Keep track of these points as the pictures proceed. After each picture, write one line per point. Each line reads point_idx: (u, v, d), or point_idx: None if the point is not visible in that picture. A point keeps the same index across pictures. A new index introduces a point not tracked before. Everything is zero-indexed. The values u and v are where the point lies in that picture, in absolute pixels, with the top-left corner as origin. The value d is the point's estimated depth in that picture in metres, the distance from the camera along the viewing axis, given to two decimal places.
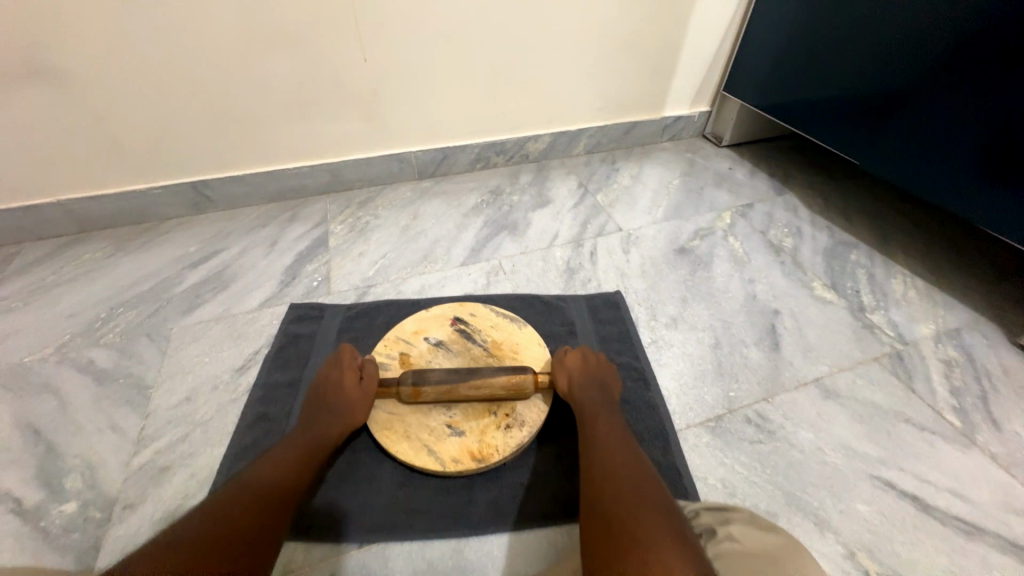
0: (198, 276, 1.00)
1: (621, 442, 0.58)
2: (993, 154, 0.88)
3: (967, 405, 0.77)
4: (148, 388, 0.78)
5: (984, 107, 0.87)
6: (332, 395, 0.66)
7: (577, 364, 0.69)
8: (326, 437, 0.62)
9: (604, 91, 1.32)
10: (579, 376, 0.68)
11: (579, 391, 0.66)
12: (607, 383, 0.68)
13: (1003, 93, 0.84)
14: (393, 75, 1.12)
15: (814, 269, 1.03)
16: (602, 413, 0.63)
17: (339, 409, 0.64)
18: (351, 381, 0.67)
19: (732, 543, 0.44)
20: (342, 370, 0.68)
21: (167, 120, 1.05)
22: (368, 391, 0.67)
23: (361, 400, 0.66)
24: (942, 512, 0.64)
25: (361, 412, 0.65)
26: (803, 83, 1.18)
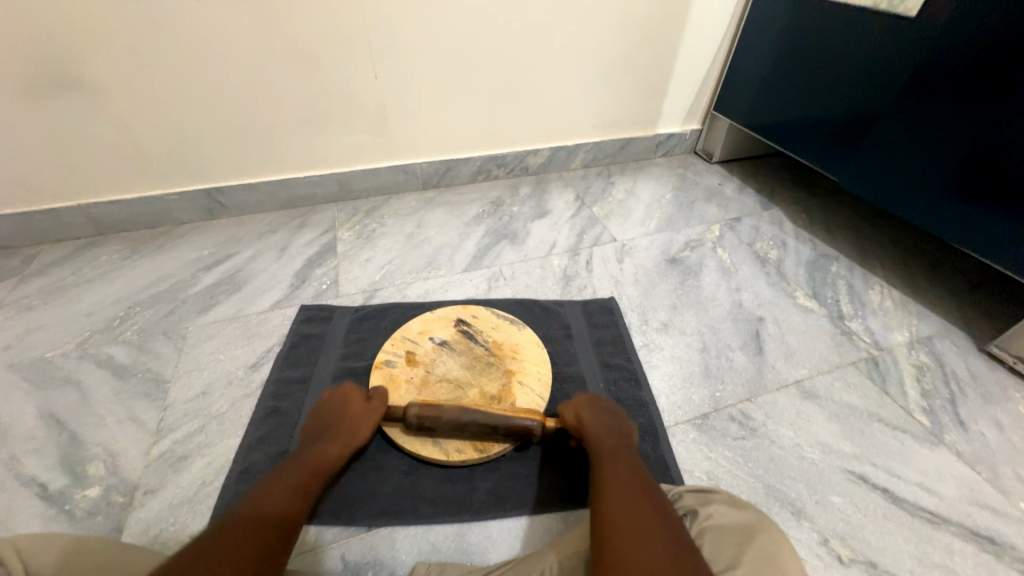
0: (213, 278, 1.05)
1: (633, 468, 0.56)
2: (962, 172, 0.95)
3: (936, 407, 0.82)
4: (166, 382, 0.82)
5: (953, 130, 0.95)
6: (340, 411, 0.68)
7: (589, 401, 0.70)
8: (331, 452, 0.63)
9: (600, 109, 1.40)
10: (589, 409, 0.69)
11: (587, 422, 0.67)
12: (616, 418, 0.68)
13: (968, 117, 0.92)
14: (402, 91, 1.19)
15: (797, 280, 1.10)
16: (612, 443, 0.62)
17: (341, 428, 0.66)
18: (355, 405, 0.70)
19: (712, 521, 0.49)
20: (345, 396, 0.71)
21: (187, 129, 1.11)
22: (373, 413, 0.69)
23: (364, 419, 0.68)
24: (910, 503, 0.69)
25: (366, 429, 0.67)
26: (787, 106, 1.26)
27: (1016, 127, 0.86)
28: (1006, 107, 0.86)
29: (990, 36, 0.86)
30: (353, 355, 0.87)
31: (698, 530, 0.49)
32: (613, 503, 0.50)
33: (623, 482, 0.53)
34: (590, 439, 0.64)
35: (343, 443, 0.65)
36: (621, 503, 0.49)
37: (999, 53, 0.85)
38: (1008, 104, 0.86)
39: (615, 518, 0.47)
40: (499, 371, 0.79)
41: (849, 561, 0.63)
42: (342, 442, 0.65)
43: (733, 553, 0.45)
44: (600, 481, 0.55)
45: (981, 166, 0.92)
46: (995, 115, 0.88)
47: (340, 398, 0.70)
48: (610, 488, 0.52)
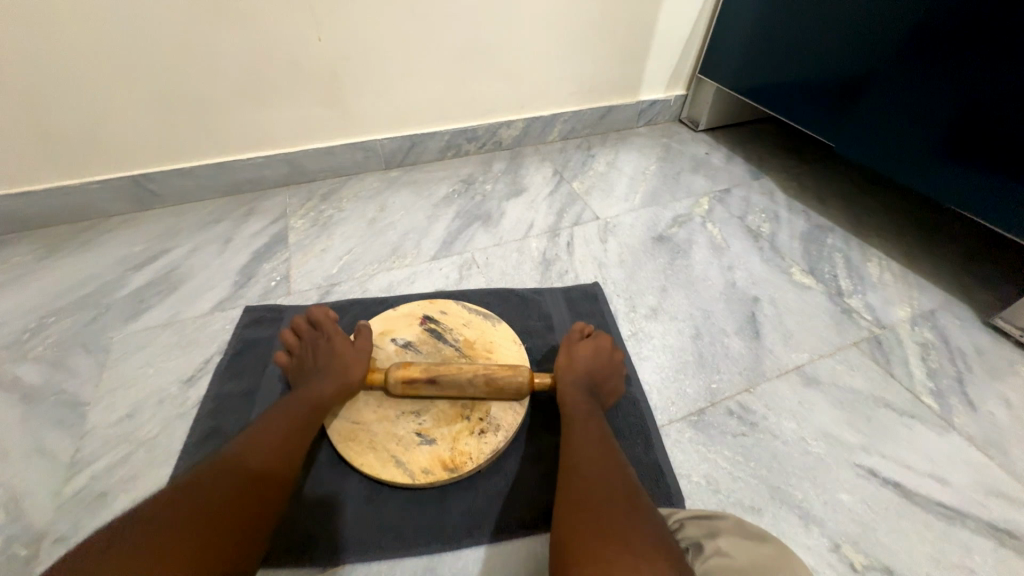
0: (144, 278, 0.91)
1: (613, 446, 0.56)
2: (968, 136, 0.87)
3: (944, 388, 0.77)
4: (84, 405, 0.70)
5: (958, 89, 0.86)
6: (326, 355, 0.66)
7: (584, 357, 0.67)
8: (321, 395, 0.61)
9: (577, 74, 1.27)
10: (577, 370, 0.66)
11: (575, 384, 0.64)
12: (601, 384, 0.66)
13: (977, 74, 0.83)
14: (352, 58, 1.04)
15: (792, 254, 1.02)
16: (593, 409, 0.61)
17: (330, 370, 0.64)
18: (340, 343, 0.68)
19: (720, 558, 0.42)
20: (328, 336, 0.69)
21: (99, 109, 0.95)
22: (362, 350, 0.68)
23: (354, 358, 0.66)
24: (924, 498, 0.63)
25: (357, 371, 0.64)
26: (776, 66, 1.16)
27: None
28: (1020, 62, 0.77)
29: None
30: None
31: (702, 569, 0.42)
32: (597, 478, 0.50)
33: (604, 463, 0.53)
34: (575, 395, 0.63)
35: (334, 384, 0.62)
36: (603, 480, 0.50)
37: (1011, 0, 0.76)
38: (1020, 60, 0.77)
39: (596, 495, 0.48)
40: None
41: (863, 569, 0.57)
42: (333, 384, 0.62)
43: None
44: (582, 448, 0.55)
45: (988, 129, 0.84)
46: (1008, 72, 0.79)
47: (324, 335, 0.69)
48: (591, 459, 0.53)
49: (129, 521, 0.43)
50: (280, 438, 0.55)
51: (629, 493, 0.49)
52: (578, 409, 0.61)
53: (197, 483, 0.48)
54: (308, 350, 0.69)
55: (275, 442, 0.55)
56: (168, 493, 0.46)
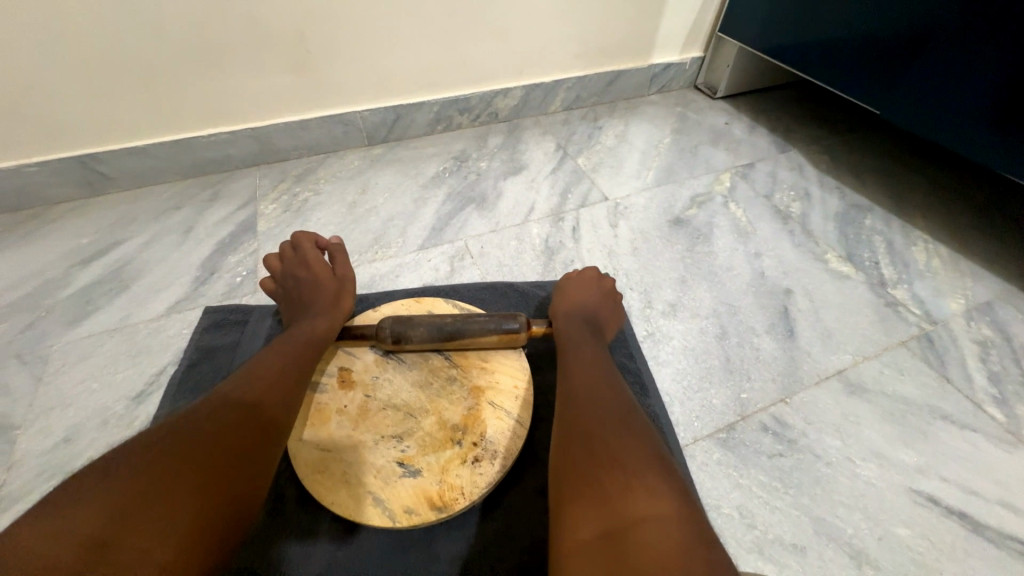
0: (92, 275, 0.81)
1: (609, 366, 0.53)
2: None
3: (1008, 395, 0.67)
4: (15, 429, 0.61)
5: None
6: (309, 286, 0.66)
7: (578, 293, 0.65)
8: (315, 326, 0.59)
9: (582, 33, 1.12)
10: (571, 307, 0.63)
11: (568, 317, 0.61)
12: (598, 313, 0.64)
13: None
14: (320, 15, 0.89)
15: (826, 238, 0.90)
16: (588, 338, 0.58)
17: (316, 301, 0.64)
18: (322, 273, 0.67)
19: None
20: (308, 263, 0.68)
21: (23, 77, 0.81)
22: (346, 279, 0.68)
23: (338, 287, 0.66)
24: (994, 531, 0.54)
25: (346, 301, 0.66)
26: (809, 21, 1.01)
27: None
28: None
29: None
30: None
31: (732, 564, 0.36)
32: (587, 398, 0.47)
33: (596, 382, 0.49)
34: (569, 328, 0.59)
35: (324, 318, 0.61)
36: (594, 399, 0.47)
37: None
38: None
39: (584, 416, 0.45)
40: (464, 389, 0.59)
41: None
42: (323, 319, 0.61)
43: None
44: (573, 372, 0.51)
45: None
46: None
47: (305, 263, 0.69)
48: (581, 383, 0.50)
49: (125, 458, 0.37)
50: (282, 367, 0.51)
51: (623, 412, 0.46)
52: (569, 336, 0.58)
53: (194, 417, 0.42)
54: (290, 278, 0.68)
55: (273, 376, 0.50)
56: (166, 428, 0.40)
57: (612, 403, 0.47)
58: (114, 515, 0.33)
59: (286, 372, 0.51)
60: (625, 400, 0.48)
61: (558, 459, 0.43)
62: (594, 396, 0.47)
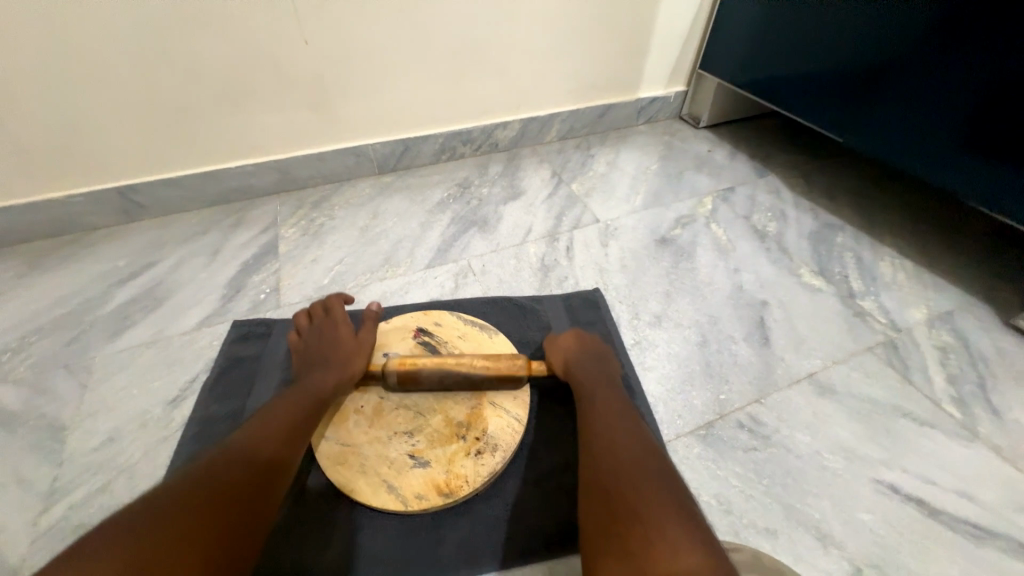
0: (129, 293, 0.88)
1: (628, 418, 0.56)
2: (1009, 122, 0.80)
3: (966, 394, 0.73)
4: (64, 430, 0.67)
5: (1000, 71, 0.79)
6: (330, 345, 0.67)
7: (576, 343, 0.69)
8: (320, 386, 0.60)
9: (574, 72, 1.24)
10: (577, 361, 0.66)
11: (577, 369, 0.65)
12: (603, 361, 0.67)
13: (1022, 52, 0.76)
14: (341, 61, 1.01)
15: (801, 255, 0.98)
16: (599, 391, 0.61)
17: (331, 358, 0.65)
18: (345, 334, 0.69)
19: None
20: (336, 325, 0.70)
21: (79, 117, 0.92)
22: (365, 343, 0.68)
23: (355, 348, 0.67)
24: (950, 516, 0.59)
25: (358, 362, 0.64)
26: (780, 60, 1.12)
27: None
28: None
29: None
30: None
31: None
32: (604, 455, 0.50)
33: (615, 438, 0.52)
34: (580, 384, 0.63)
35: (335, 375, 0.62)
36: (611, 455, 0.50)
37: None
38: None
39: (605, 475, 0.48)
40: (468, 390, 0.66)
41: None
42: (335, 375, 0.62)
43: None
44: (590, 430, 0.55)
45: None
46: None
47: (334, 325, 0.70)
48: (599, 440, 0.53)
49: (146, 505, 0.41)
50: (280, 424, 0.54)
51: (644, 466, 0.48)
52: (586, 391, 0.61)
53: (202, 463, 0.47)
54: (316, 335, 0.70)
55: (280, 430, 0.53)
56: (183, 476, 0.45)
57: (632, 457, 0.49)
58: (137, 566, 0.36)
59: (292, 427, 0.54)
60: (645, 451, 0.50)
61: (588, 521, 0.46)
62: (614, 452, 0.50)
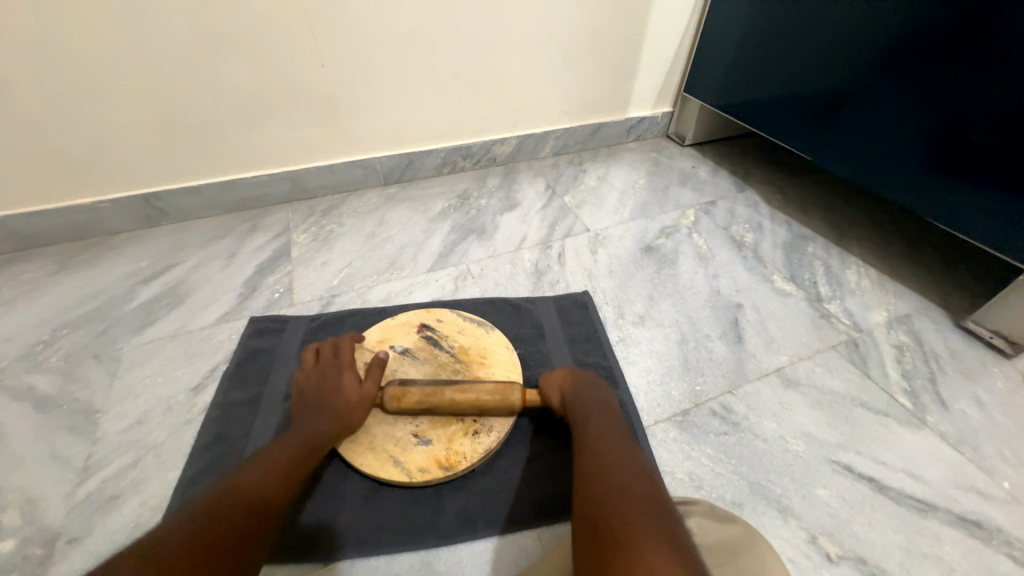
0: (152, 291, 0.95)
1: (625, 449, 0.56)
2: (949, 143, 0.89)
3: (917, 387, 0.80)
4: (96, 413, 0.73)
5: (943, 96, 0.87)
6: (332, 393, 0.65)
7: (569, 375, 0.70)
8: (317, 439, 0.61)
9: (567, 94, 1.34)
10: (571, 393, 0.67)
11: (572, 401, 0.66)
12: (600, 393, 0.67)
13: (957, 78, 0.84)
14: (353, 82, 1.10)
15: (774, 263, 1.07)
16: (593, 422, 0.61)
17: (332, 406, 0.64)
18: (349, 380, 0.67)
19: None
20: (341, 368, 0.68)
21: (112, 131, 1.00)
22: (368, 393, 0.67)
23: (357, 398, 0.65)
24: (897, 492, 0.66)
25: (357, 417, 0.64)
26: (755, 85, 1.22)
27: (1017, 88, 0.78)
28: (1004, 67, 0.79)
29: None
30: None
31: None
32: (595, 486, 0.50)
33: (609, 466, 0.52)
34: (575, 417, 0.63)
35: (333, 426, 0.63)
36: (600, 485, 0.50)
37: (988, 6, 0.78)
38: (1007, 63, 0.78)
39: (594, 504, 0.48)
40: (466, 378, 0.73)
41: (838, 559, 0.60)
42: (334, 426, 0.63)
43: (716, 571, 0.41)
44: (583, 462, 0.55)
45: (971, 133, 0.85)
46: (993, 73, 0.80)
47: (338, 368, 0.68)
48: (590, 471, 0.53)
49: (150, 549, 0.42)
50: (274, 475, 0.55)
51: (636, 493, 0.48)
52: (582, 422, 0.62)
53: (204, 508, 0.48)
54: (319, 375, 0.68)
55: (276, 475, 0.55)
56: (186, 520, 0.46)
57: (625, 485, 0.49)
58: None
59: (287, 472, 0.56)
60: (636, 481, 0.50)
61: (578, 549, 0.45)
62: (604, 482, 0.50)
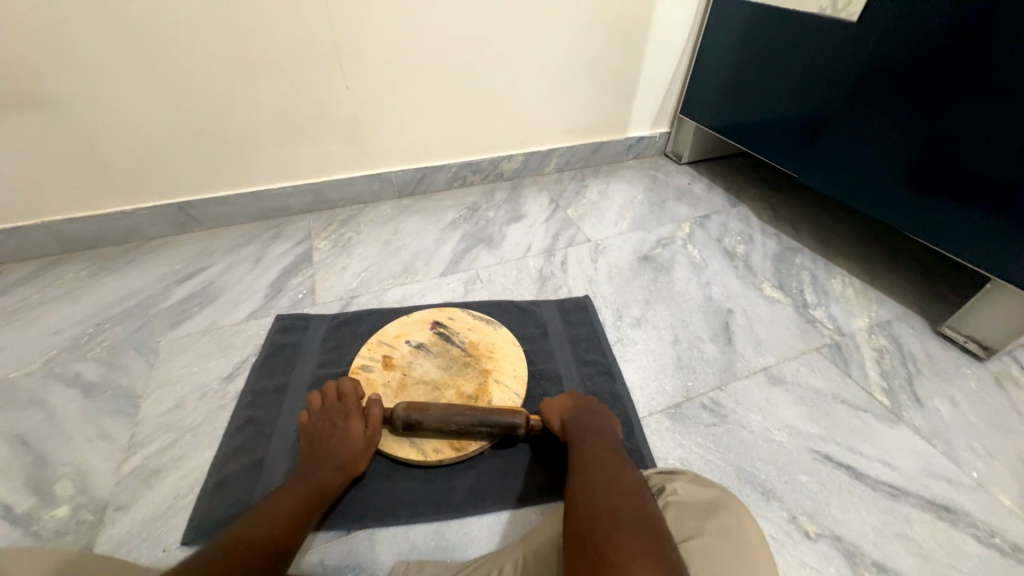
0: (185, 291, 1.03)
1: (617, 463, 0.57)
2: (921, 162, 0.97)
3: (895, 386, 0.86)
4: (137, 398, 0.80)
5: (915, 119, 0.96)
6: (338, 439, 0.66)
7: (570, 401, 0.72)
8: (324, 484, 0.62)
9: (571, 115, 1.44)
10: (571, 417, 0.69)
11: (571, 424, 0.68)
12: (599, 415, 0.69)
13: (926, 104, 0.93)
14: (374, 102, 1.20)
15: (763, 272, 1.14)
16: (589, 442, 0.63)
17: (338, 453, 0.65)
18: (355, 425, 0.68)
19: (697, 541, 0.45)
20: (347, 414, 0.69)
21: (154, 144, 1.10)
22: (373, 439, 0.68)
23: (364, 447, 0.67)
24: (872, 478, 0.72)
25: (362, 463, 0.66)
26: (746, 108, 1.32)
27: (981, 113, 0.86)
28: (967, 92, 0.87)
29: (946, 20, 0.87)
30: (331, 361, 0.86)
31: (682, 538, 0.46)
32: (585, 497, 0.52)
33: (600, 477, 0.54)
34: (573, 438, 0.65)
35: (340, 475, 0.64)
36: (590, 496, 0.51)
37: (951, 39, 0.87)
38: (970, 90, 0.87)
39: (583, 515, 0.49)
40: (476, 370, 0.80)
41: (816, 536, 0.65)
42: (340, 473, 0.64)
43: (695, 525, 0.47)
44: (576, 478, 0.56)
45: (940, 153, 0.93)
46: (957, 101, 0.89)
47: (344, 413, 0.69)
48: (582, 486, 0.54)
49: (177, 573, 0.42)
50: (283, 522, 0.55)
51: (624, 502, 0.49)
52: (579, 442, 0.64)
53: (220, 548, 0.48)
54: (324, 420, 0.69)
55: (286, 519, 0.56)
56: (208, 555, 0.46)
57: (611, 490, 0.51)
58: None
59: (295, 519, 0.56)
60: (624, 491, 0.51)
61: (566, 554, 0.47)
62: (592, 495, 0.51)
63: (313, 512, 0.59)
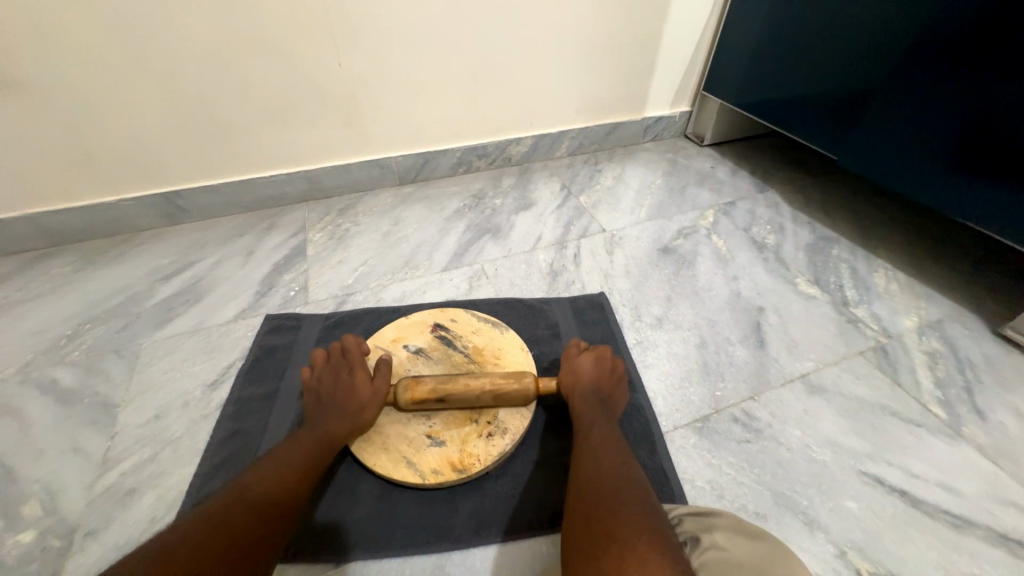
0: (171, 288, 0.97)
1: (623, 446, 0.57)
2: (982, 143, 0.84)
3: (952, 397, 0.76)
4: (115, 407, 0.74)
5: (974, 92, 0.83)
6: (344, 391, 0.64)
7: (589, 362, 0.68)
8: (332, 432, 0.60)
9: (584, 93, 1.32)
10: (584, 381, 0.65)
11: (584, 390, 0.65)
12: (613, 385, 0.67)
13: (985, 73, 0.81)
14: (371, 82, 1.10)
15: (797, 265, 1.03)
16: (599, 417, 0.61)
17: (344, 404, 0.63)
18: (361, 377, 0.65)
19: None
20: (352, 367, 0.67)
21: (133, 129, 1.01)
22: (380, 387, 0.65)
23: (370, 397, 0.63)
24: (931, 506, 0.63)
25: (370, 412, 0.63)
26: (777, 83, 1.19)
27: None
28: None
29: None
30: None
31: None
32: (592, 479, 0.52)
33: (608, 459, 0.54)
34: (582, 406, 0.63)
35: (348, 423, 0.61)
36: (597, 479, 0.51)
37: None
38: None
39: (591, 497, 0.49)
40: None
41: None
42: (347, 422, 0.61)
43: None
44: (583, 455, 0.56)
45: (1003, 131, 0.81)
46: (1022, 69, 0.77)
47: (349, 366, 0.67)
48: (588, 465, 0.54)
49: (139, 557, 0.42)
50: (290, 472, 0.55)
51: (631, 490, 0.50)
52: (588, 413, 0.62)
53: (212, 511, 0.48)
54: (328, 373, 0.66)
55: (291, 474, 0.54)
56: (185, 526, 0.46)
57: (619, 479, 0.51)
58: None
59: (301, 470, 0.55)
60: (631, 479, 0.51)
61: (569, 529, 0.48)
62: (601, 479, 0.51)
63: (324, 460, 0.58)
